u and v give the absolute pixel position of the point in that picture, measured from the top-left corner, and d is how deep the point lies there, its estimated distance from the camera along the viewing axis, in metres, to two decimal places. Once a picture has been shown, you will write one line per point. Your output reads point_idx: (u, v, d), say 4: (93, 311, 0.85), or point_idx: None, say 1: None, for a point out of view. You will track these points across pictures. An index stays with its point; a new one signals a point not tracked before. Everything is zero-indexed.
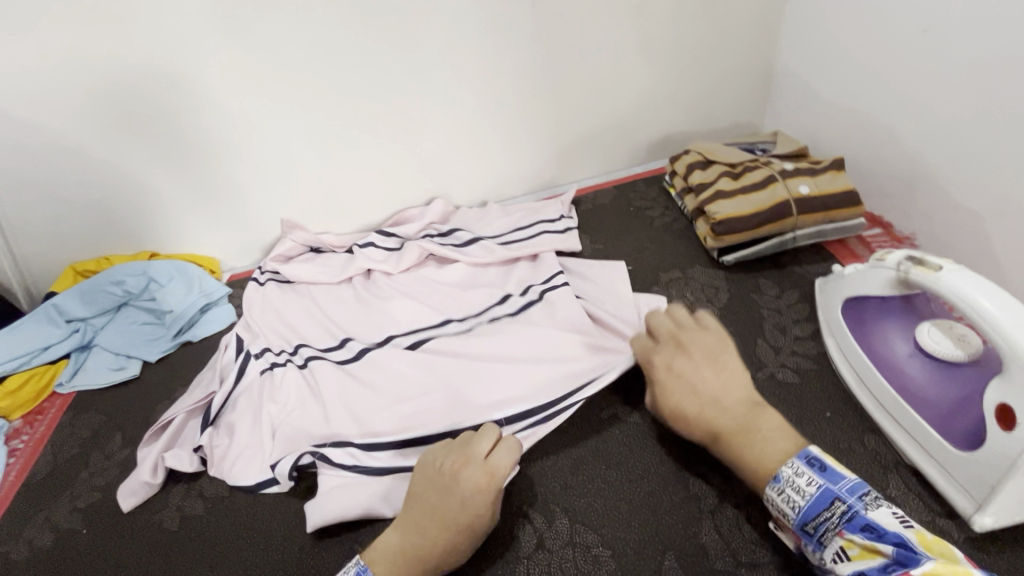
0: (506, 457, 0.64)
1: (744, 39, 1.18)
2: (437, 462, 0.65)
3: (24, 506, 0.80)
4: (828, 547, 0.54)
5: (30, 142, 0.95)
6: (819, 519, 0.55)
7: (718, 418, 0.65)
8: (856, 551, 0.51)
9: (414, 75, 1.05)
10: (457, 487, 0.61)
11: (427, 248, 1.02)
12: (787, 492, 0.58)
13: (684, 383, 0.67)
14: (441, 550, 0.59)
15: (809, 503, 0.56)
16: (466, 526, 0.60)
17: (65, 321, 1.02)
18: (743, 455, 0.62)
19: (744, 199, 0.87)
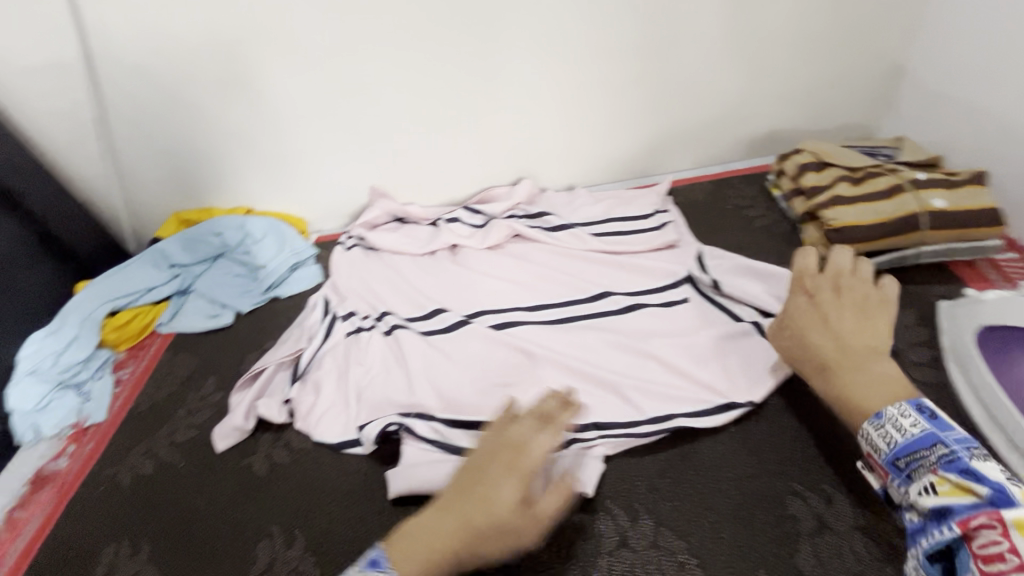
0: (546, 440, 0.61)
1: (872, 32, 1.08)
2: (483, 443, 0.62)
3: (129, 435, 0.87)
4: (917, 481, 0.53)
5: (152, 93, 1.00)
6: (914, 457, 0.53)
7: (830, 355, 0.64)
8: (947, 489, 0.50)
9: (514, 55, 1.03)
10: (487, 470, 0.58)
11: (515, 228, 1.01)
12: (884, 429, 0.56)
13: (839, 318, 0.66)
14: (457, 530, 0.54)
15: (909, 442, 0.54)
16: (501, 511, 0.55)
17: (168, 266, 1.09)
18: (847, 391, 0.61)
19: (867, 208, 0.80)
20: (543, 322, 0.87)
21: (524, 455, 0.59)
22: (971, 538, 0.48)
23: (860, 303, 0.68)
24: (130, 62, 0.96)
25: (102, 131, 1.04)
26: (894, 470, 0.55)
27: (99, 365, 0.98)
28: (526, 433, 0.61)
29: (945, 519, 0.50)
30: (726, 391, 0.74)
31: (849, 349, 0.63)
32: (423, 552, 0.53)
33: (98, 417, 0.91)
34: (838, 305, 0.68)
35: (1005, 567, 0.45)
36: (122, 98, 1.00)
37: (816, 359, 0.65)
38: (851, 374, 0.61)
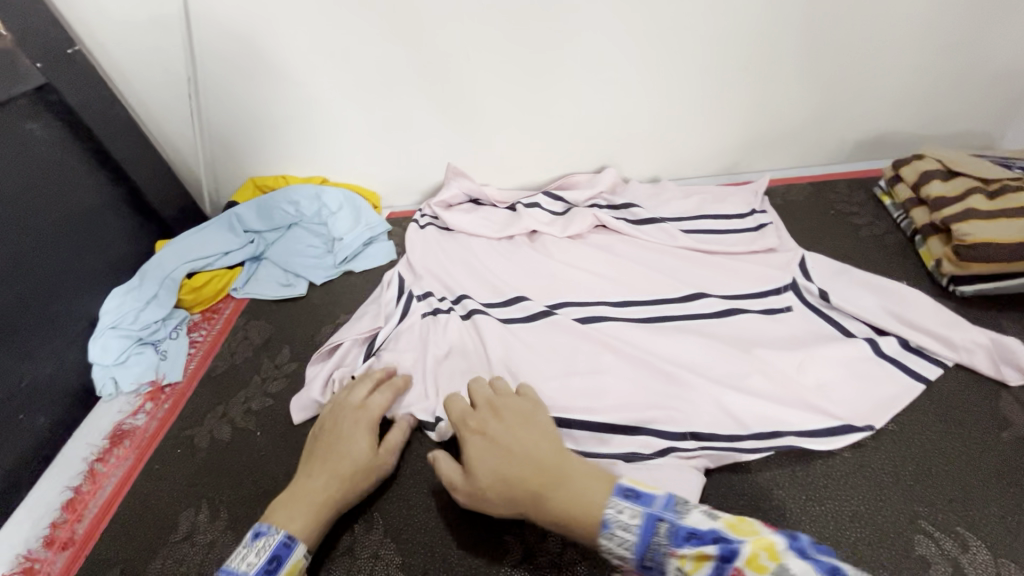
0: (381, 398, 0.72)
1: (1016, 31, 0.97)
2: (333, 410, 0.72)
3: (205, 398, 0.87)
4: (668, 575, 0.49)
5: (243, 56, 0.99)
6: (653, 547, 0.50)
7: (530, 481, 0.57)
8: (691, 566, 0.48)
9: (619, 36, 0.96)
10: (342, 431, 0.69)
11: (601, 218, 0.96)
12: (616, 534, 0.52)
13: (492, 435, 0.61)
14: (333, 485, 0.65)
15: (639, 538, 0.51)
16: (339, 467, 0.66)
17: (244, 231, 1.09)
18: (569, 512, 0.54)
19: (1008, 225, 0.73)
20: (634, 319, 0.83)
21: (367, 411, 0.71)
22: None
23: (511, 416, 0.63)
24: (224, 22, 0.94)
25: (191, 90, 1.03)
26: (647, 572, 0.51)
27: (176, 325, 0.99)
28: (364, 394, 0.73)
29: None
30: (842, 411, 0.68)
31: (540, 463, 0.58)
32: (296, 498, 0.64)
33: (175, 377, 0.91)
34: (506, 429, 0.62)
35: None
36: (213, 59, 0.99)
37: (520, 483, 0.57)
38: (560, 492, 0.55)
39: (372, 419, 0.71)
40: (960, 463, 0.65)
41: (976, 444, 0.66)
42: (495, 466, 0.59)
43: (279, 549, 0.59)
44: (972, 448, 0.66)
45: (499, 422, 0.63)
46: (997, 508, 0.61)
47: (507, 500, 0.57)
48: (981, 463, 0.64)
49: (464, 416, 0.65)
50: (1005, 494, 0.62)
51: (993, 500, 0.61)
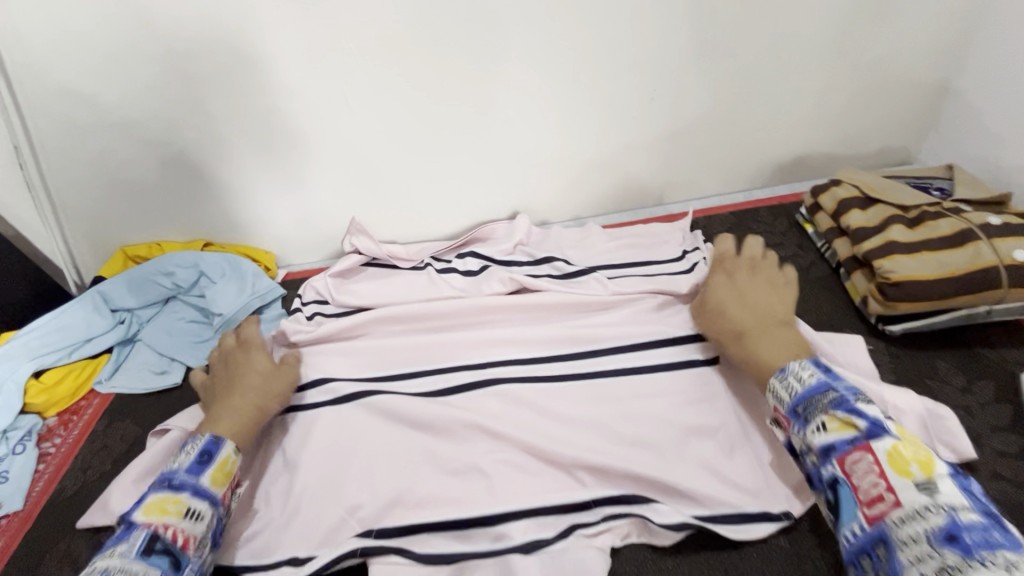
0: (253, 329, 0.77)
1: (921, 44, 0.95)
2: (221, 361, 0.75)
3: (48, 531, 0.72)
4: (810, 424, 0.56)
5: (88, 116, 0.86)
6: (811, 401, 0.57)
7: (751, 321, 0.68)
8: (835, 425, 0.54)
9: (509, 69, 0.89)
10: (237, 363, 0.74)
11: (519, 279, 0.87)
12: (787, 382, 0.60)
13: (728, 290, 0.73)
14: (250, 398, 0.69)
15: (806, 391, 0.58)
16: (250, 386, 0.71)
17: (111, 311, 0.95)
18: (757, 360, 0.65)
19: (930, 258, 0.67)
20: (549, 390, 0.74)
21: (250, 342, 0.76)
22: (851, 476, 0.52)
23: (768, 277, 0.75)
24: (58, 80, 0.83)
25: (28, 158, 0.90)
26: (793, 420, 0.58)
27: (22, 436, 0.82)
28: (238, 331, 0.78)
29: (829, 458, 0.54)
30: (757, 503, 0.63)
31: (762, 317, 0.68)
32: (218, 415, 0.67)
33: (14, 505, 0.75)
34: (750, 283, 0.73)
35: (884, 507, 0.49)
36: (52, 121, 0.86)
37: (735, 329, 0.69)
38: (760, 341, 0.66)
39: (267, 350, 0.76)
40: None
41: None
42: (722, 301, 0.72)
43: (208, 445, 0.63)
44: None
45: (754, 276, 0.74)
46: None
47: (721, 333, 0.70)
48: None
49: (724, 257, 0.78)
50: None
51: None
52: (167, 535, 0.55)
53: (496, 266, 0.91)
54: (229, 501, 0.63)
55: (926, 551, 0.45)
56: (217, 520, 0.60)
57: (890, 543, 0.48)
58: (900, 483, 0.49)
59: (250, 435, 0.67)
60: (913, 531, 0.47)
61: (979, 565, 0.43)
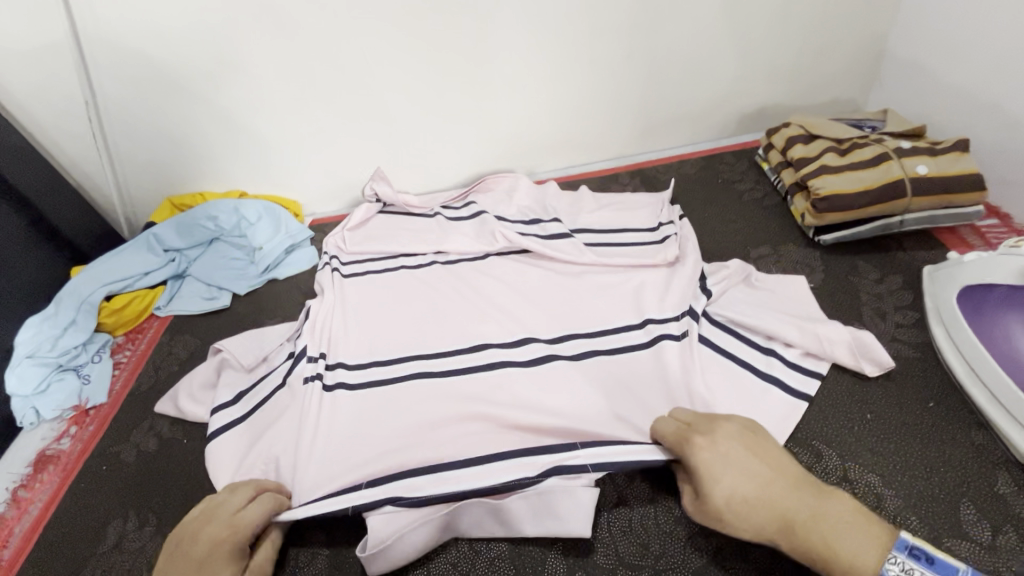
0: (257, 512, 0.64)
1: (866, 5, 1.08)
2: (197, 526, 0.63)
3: (131, 414, 0.88)
4: None
5: (142, 77, 1.00)
6: None
7: (791, 509, 0.57)
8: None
9: (508, 30, 1.02)
10: (200, 564, 0.60)
11: (515, 240, 0.98)
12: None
13: (757, 514, 0.57)
14: None
15: None
16: None
17: (163, 250, 1.09)
18: (828, 548, 0.55)
19: (854, 176, 0.81)
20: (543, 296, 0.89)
21: (236, 530, 0.62)
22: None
23: (758, 445, 0.62)
24: (119, 44, 0.96)
25: (92, 115, 1.03)
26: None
27: (98, 348, 0.98)
28: (240, 503, 0.65)
29: None
30: None
31: (791, 487, 0.58)
32: None
33: (99, 398, 0.91)
34: (741, 451, 0.60)
35: None
36: (113, 84, 1.00)
37: (782, 524, 0.57)
38: (816, 529, 0.56)
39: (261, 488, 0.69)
40: (819, 394, 0.72)
41: (833, 371, 0.74)
42: (737, 491, 0.57)
43: None
44: (828, 376, 0.73)
45: (730, 437, 0.61)
46: (844, 423, 0.69)
47: (757, 524, 0.57)
48: (835, 386, 0.72)
49: (686, 436, 0.63)
50: (852, 411, 0.70)
51: (842, 417, 0.69)
52: None
53: (495, 221, 1.03)
54: None
55: None
56: None
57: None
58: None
59: None
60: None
61: None
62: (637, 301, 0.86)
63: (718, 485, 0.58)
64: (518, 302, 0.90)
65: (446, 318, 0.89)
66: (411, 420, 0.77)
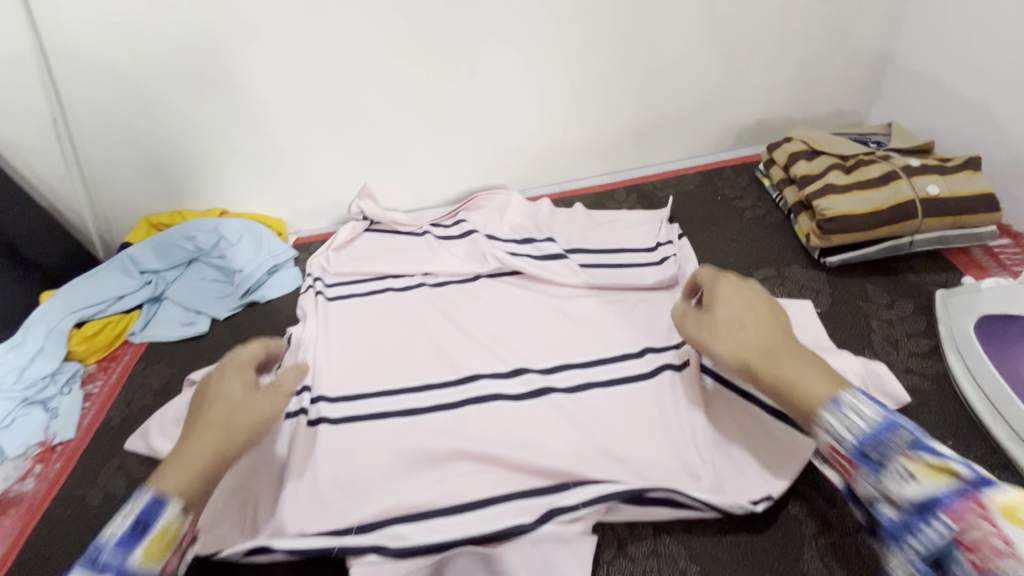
0: (252, 347, 0.73)
1: (865, 16, 1.05)
2: (194, 399, 0.67)
3: (99, 451, 0.83)
4: (891, 471, 0.52)
5: (114, 93, 0.96)
6: (884, 444, 0.53)
7: (772, 347, 0.62)
8: (930, 473, 0.51)
9: (497, 41, 0.98)
10: (217, 386, 0.67)
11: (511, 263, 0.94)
12: (844, 415, 0.55)
13: (727, 340, 0.65)
14: (213, 455, 0.61)
15: (871, 431, 0.53)
16: (229, 412, 0.64)
17: (140, 272, 1.04)
18: (791, 381, 0.59)
19: (861, 196, 0.78)
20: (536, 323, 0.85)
21: (230, 359, 0.71)
22: (958, 528, 0.48)
23: (760, 303, 0.69)
24: (89, 57, 0.91)
25: (63, 131, 0.99)
26: (864, 465, 0.54)
27: (68, 379, 0.93)
28: (236, 350, 0.73)
29: (931, 512, 0.50)
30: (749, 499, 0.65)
31: (784, 331, 0.63)
32: (173, 459, 0.60)
33: (67, 434, 0.86)
34: (745, 290, 0.70)
35: (998, 556, 0.46)
36: (83, 99, 0.96)
37: (753, 336, 0.64)
38: (784, 356, 0.61)
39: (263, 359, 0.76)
40: None
41: None
42: (734, 316, 0.66)
43: (145, 512, 0.55)
44: None
45: (739, 284, 0.72)
46: None
47: (728, 353, 0.64)
48: None
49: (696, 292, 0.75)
50: None
51: None
52: None
53: (486, 241, 0.99)
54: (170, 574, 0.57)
55: None
56: None
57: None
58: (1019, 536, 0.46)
59: (205, 486, 0.59)
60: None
61: None
62: (636, 330, 0.82)
63: (721, 302, 0.68)
64: (510, 328, 0.86)
65: (436, 346, 0.85)
66: (396, 461, 0.72)
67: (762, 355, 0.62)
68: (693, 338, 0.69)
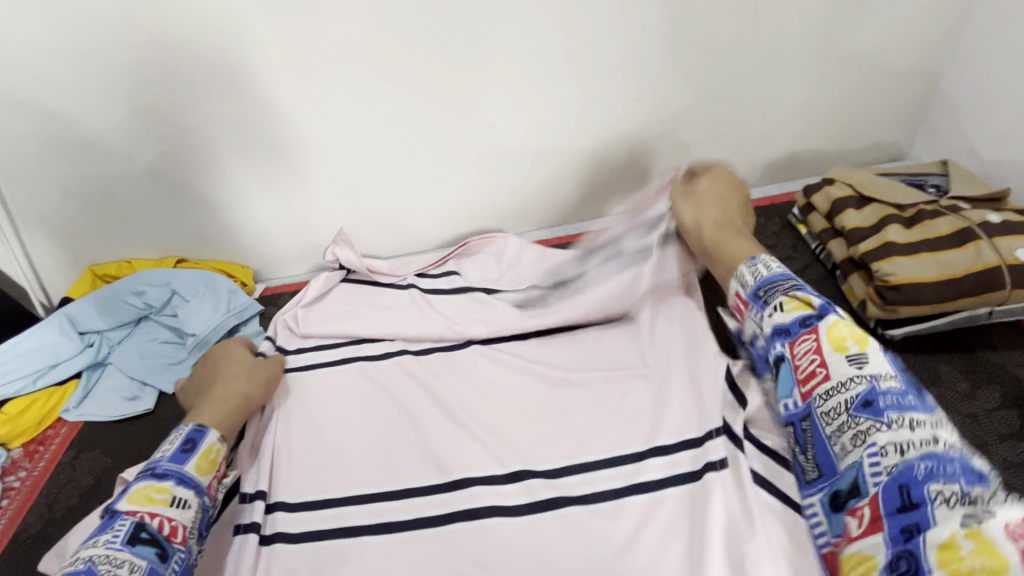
0: (236, 350, 0.79)
1: (910, 38, 0.93)
2: (200, 372, 0.77)
3: (12, 570, 0.69)
4: (766, 305, 0.57)
5: (45, 130, 0.83)
6: (774, 286, 0.58)
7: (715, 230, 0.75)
8: (790, 307, 0.55)
9: (492, 70, 0.86)
10: (223, 356, 0.78)
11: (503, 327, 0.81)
12: (755, 267, 0.62)
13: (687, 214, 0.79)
14: (234, 405, 0.70)
15: (769, 277, 0.59)
16: (241, 370, 0.75)
17: (78, 334, 0.90)
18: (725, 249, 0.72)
19: (930, 259, 0.65)
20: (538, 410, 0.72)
21: (224, 349, 0.79)
22: (794, 353, 0.54)
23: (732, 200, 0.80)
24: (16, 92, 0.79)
25: None
26: (753, 305, 0.59)
27: None
28: (219, 349, 0.79)
29: (781, 336, 0.55)
30: None
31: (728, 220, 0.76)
32: (202, 403, 0.70)
33: None
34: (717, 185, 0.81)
35: (817, 380, 0.51)
36: (11, 139, 0.83)
37: (705, 223, 0.76)
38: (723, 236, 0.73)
39: (246, 347, 0.81)
40: None
41: None
42: (692, 206, 0.80)
43: (192, 434, 0.63)
44: None
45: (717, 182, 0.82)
46: None
47: (690, 228, 0.78)
48: None
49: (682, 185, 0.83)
50: None
51: None
52: (154, 524, 0.55)
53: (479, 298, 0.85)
54: (215, 492, 0.63)
55: (845, 422, 0.48)
56: (203, 510, 0.61)
57: (817, 416, 0.51)
58: (833, 359, 0.50)
59: (236, 421, 0.70)
60: (836, 402, 0.49)
61: (887, 429, 0.46)
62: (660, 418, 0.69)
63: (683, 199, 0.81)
64: (507, 416, 0.72)
65: (422, 439, 0.71)
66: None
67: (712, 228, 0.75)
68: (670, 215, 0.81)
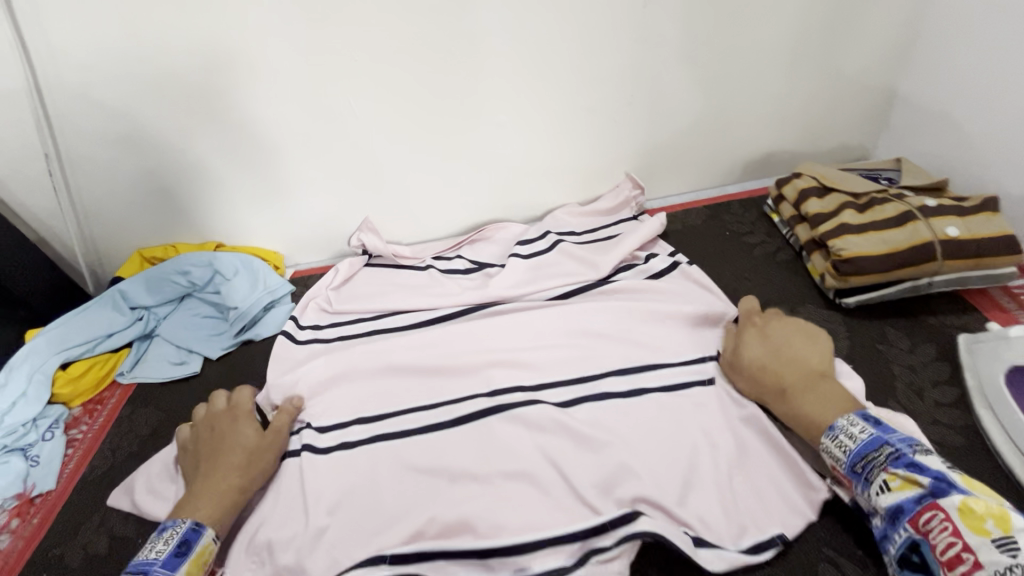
0: (241, 420, 0.75)
1: (871, 51, 1.05)
2: (200, 437, 0.74)
3: (83, 505, 0.79)
4: (873, 482, 0.61)
5: (107, 125, 0.93)
6: (871, 459, 0.62)
7: (786, 376, 0.72)
8: (898, 484, 0.59)
9: (501, 78, 0.97)
10: (225, 426, 0.74)
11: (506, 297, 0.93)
12: (841, 440, 0.65)
13: (748, 375, 0.75)
14: (231, 495, 0.67)
15: (862, 447, 0.63)
16: (241, 451, 0.71)
17: (130, 309, 1.00)
18: (804, 412, 0.69)
19: (876, 237, 0.77)
20: (543, 368, 0.83)
21: (227, 416, 0.76)
22: (927, 535, 0.55)
23: (808, 343, 0.76)
24: (85, 92, 0.90)
25: (54, 165, 0.96)
26: (855, 479, 0.63)
27: (50, 424, 0.88)
28: (223, 416, 0.75)
29: (899, 519, 0.58)
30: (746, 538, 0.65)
31: (801, 366, 0.73)
32: (200, 485, 0.68)
33: (47, 485, 0.81)
34: (786, 329, 0.78)
35: (964, 566, 0.52)
36: (76, 133, 0.94)
37: (774, 379, 0.73)
38: (801, 396, 0.70)
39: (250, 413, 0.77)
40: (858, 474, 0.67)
41: None
42: (757, 355, 0.76)
43: (188, 534, 0.62)
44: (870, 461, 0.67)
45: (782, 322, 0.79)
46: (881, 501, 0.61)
47: (760, 381, 0.74)
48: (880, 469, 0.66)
49: (751, 315, 0.82)
50: None
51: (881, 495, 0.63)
52: None
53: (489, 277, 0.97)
54: None
55: None
56: None
57: None
58: (976, 542, 0.52)
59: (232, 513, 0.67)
60: None
61: None
62: (647, 374, 0.81)
63: (746, 343, 0.78)
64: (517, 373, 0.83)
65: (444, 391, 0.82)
66: (395, 517, 0.68)
67: (780, 395, 0.72)
68: (735, 373, 0.78)
